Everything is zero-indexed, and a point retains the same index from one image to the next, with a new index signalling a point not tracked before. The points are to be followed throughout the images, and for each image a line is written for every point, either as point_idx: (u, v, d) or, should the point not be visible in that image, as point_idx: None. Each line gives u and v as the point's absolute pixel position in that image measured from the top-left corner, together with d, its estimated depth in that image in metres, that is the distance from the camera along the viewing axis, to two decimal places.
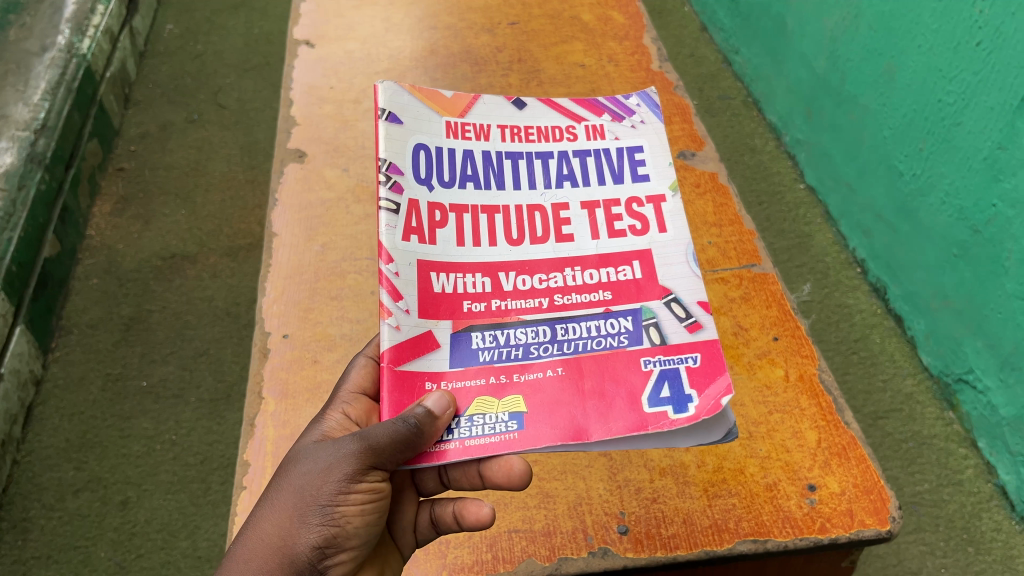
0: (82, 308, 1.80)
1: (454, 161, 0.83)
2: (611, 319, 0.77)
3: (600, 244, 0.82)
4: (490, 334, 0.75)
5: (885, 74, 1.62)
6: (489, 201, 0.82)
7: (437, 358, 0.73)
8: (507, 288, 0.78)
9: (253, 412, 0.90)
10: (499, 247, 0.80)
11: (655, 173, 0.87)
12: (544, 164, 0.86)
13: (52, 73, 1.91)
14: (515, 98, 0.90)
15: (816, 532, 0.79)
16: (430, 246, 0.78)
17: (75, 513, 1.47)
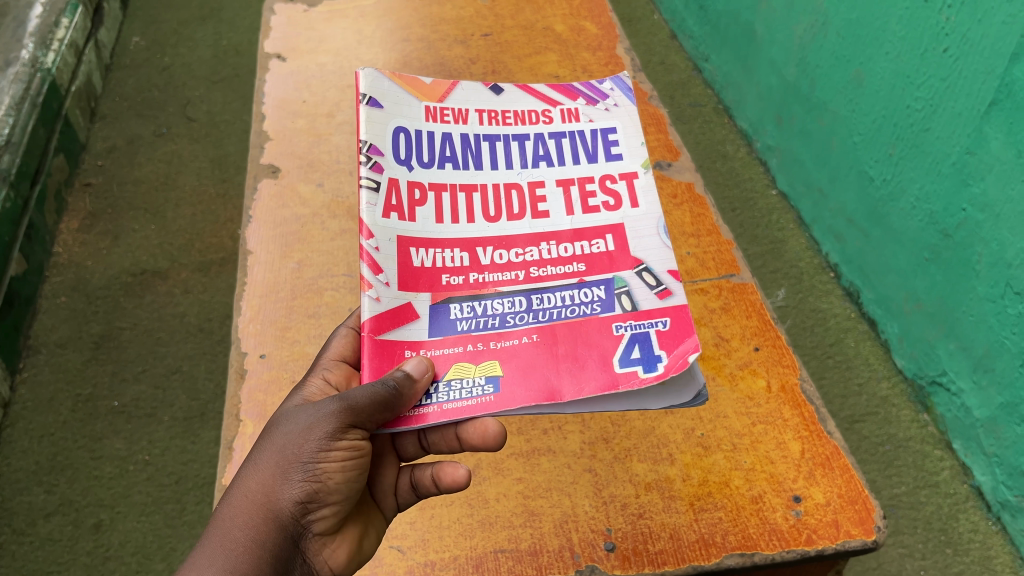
0: (50, 327, 1.77)
1: (433, 144, 0.82)
2: (586, 288, 0.77)
3: (574, 219, 0.82)
4: (469, 305, 0.74)
5: (853, 81, 1.64)
6: (468, 180, 0.81)
7: (419, 329, 0.72)
8: (486, 260, 0.77)
9: (230, 436, 0.87)
10: (479, 223, 0.79)
11: (629, 153, 0.86)
12: (520, 144, 0.85)
13: (16, 88, 1.89)
14: (493, 85, 0.89)
15: (802, 544, 0.79)
16: (411, 223, 0.77)
17: (46, 538, 1.44)
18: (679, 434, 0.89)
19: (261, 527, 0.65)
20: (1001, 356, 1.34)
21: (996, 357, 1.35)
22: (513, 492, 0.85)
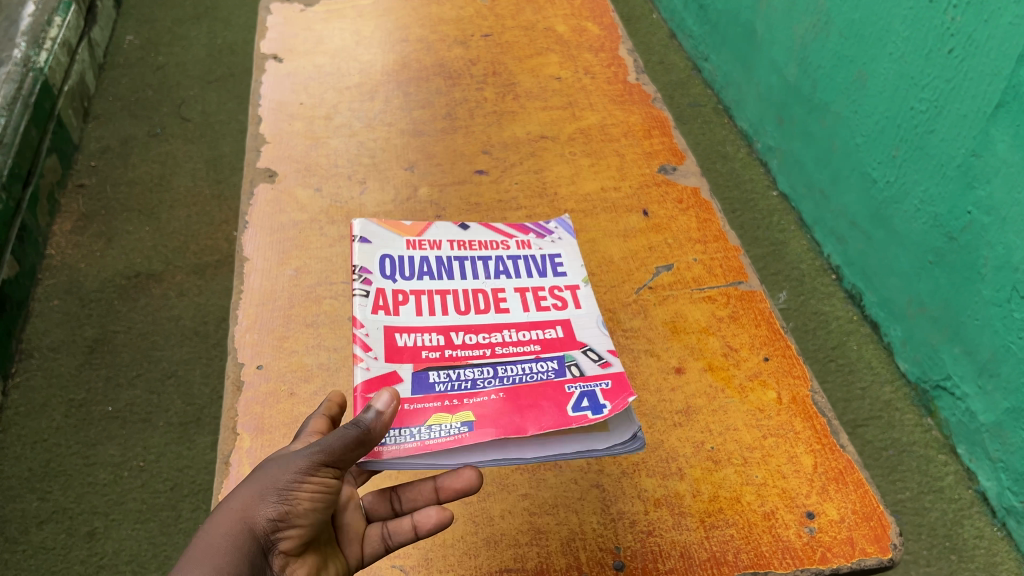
0: (43, 330, 1.74)
1: (405, 260, 0.96)
2: (546, 360, 0.87)
3: (532, 312, 0.92)
4: (440, 376, 0.84)
5: (856, 81, 1.62)
6: (436, 288, 0.93)
7: (401, 389, 0.81)
8: (451, 343, 0.87)
9: (227, 449, 0.83)
10: (446, 315, 0.90)
11: (576, 272, 0.98)
12: (483, 263, 0.98)
13: (7, 88, 1.85)
14: (459, 224, 1.04)
15: (817, 562, 0.76)
16: (386, 315, 0.89)
17: (39, 546, 1.42)
18: (688, 447, 0.85)
19: (230, 554, 0.61)
20: (1007, 361, 1.32)
21: (1001, 362, 1.33)
22: (520, 509, 0.81)
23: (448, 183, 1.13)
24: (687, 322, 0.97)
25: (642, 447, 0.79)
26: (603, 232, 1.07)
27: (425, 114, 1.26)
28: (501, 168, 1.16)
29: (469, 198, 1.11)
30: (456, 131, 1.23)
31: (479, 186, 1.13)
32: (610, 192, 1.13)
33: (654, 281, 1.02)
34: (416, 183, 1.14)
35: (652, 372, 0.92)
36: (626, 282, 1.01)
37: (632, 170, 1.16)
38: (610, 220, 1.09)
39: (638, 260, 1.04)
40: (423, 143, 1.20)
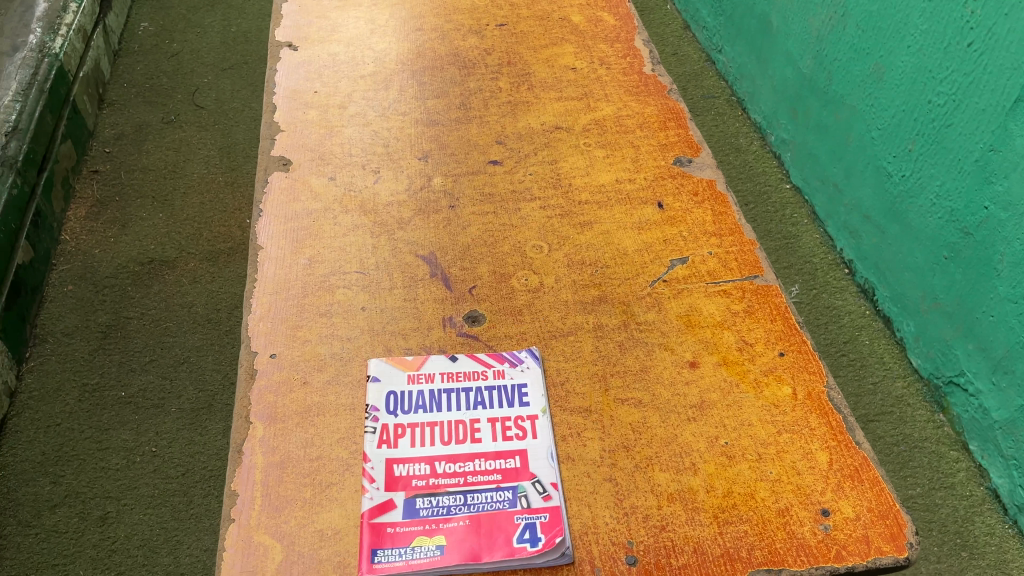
0: (56, 316, 1.75)
1: (410, 395, 0.97)
2: (504, 491, 0.89)
3: (499, 442, 0.93)
4: (425, 501, 0.88)
5: (872, 74, 1.61)
6: (425, 417, 0.95)
7: (391, 516, 0.87)
8: (435, 463, 0.91)
9: (242, 440, 0.93)
10: (433, 446, 0.92)
11: (541, 398, 0.98)
12: (464, 393, 0.97)
13: (23, 73, 1.90)
14: (451, 352, 1.02)
15: (831, 560, 0.84)
16: (387, 446, 0.92)
17: (52, 529, 1.43)
18: (702, 443, 0.94)
19: None
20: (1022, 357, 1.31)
21: (1016, 358, 1.32)
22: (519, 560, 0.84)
23: (462, 174, 1.21)
24: (702, 317, 1.06)
25: (568, 561, 0.84)
26: (617, 224, 1.16)
27: (439, 103, 1.31)
28: (515, 158, 1.24)
29: (482, 189, 1.21)
30: (469, 121, 1.29)
31: (493, 177, 1.22)
32: (626, 183, 1.21)
33: (668, 274, 1.11)
34: (430, 172, 1.21)
35: (666, 366, 1.01)
36: (640, 275, 1.11)
37: (647, 163, 1.23)
38: (624, 212, 1.18)
39: (653, 253, 1.13)
40: (437, 132, 1.27)
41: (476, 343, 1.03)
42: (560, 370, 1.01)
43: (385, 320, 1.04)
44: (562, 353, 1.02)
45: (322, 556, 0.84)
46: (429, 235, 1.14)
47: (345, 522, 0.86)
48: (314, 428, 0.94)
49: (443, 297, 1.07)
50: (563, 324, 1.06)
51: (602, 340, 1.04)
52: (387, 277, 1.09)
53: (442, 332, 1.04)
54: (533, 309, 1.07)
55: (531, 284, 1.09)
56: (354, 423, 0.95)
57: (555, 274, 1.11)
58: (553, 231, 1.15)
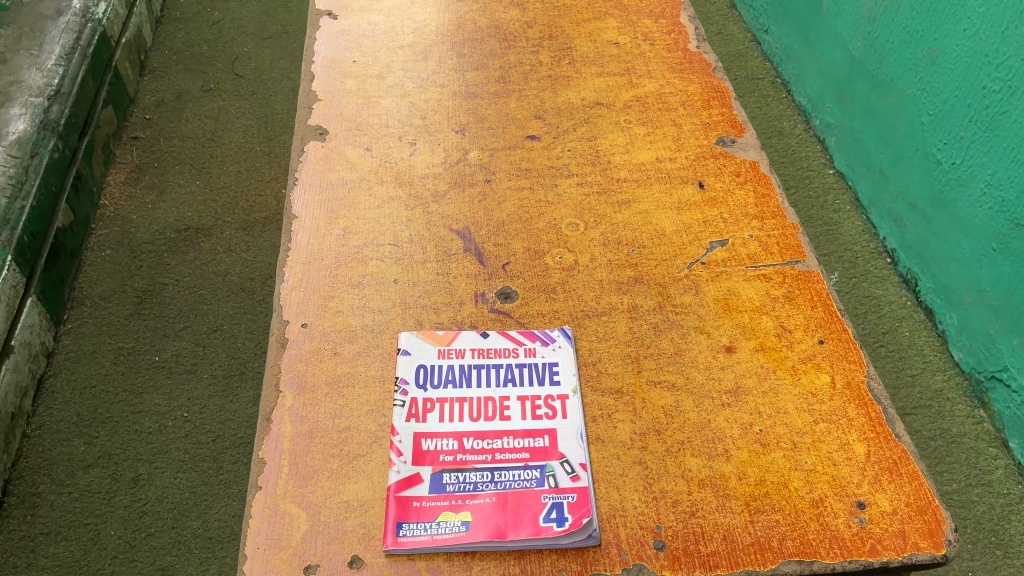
0: (94, 280, 1.80)
1: (441, 370, 0.81)
2: (533, 470, 0.73)
3: (528, 420, 0.77)
4: (451, 476, 0.72)
5: (925, 58, 1.58)
6: (454, 392, 0.79)
7: (418, 490, 0.71)
8: (463, 438, 0.75)
9: (269, 407, 0.78)
10: (462, 422, 0.76)
11: (573, 377, 0.81)
12: (494, 370, 0.81)
13: (66, 38, 1.90)
14: (483, 328, 0.85)
15: (866, 555, 0.68)
16: (416, 420, 0.77)
17: (85, 489, 1.46)
18: (735, 428, 0.77)
19: None
20: None
21: None
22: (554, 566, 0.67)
23: (499, 148, 1.05)
24: (740, 300, 0.88)
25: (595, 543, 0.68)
26: (655, 204, 0.98)
27: (478, 75, 1.17)
28: (554, 133, 1.08)
29: (519, 162, 1.04)
30: (508, 95, 1.14)
31: (530, 152, 1.05)
32: (666, 162, 1.04)
33: (707, 256, 0.92)
34: (467, 146, 1.06)
35: (700, 351, 0.83)
36: (677, 256, 0.92)
37: (689, 141, 1.06)
38: (664, 191, 1.00)
39: (691, 234, 0.95)
40: (475, 106, 1.12)
41: (508, 320, 0.86)
42: (595, 351, 0.83)
43: (417, 294, 0.88)
44: (596, 332, 0.85)
45: (349, 527, 0.69)
46: (462, 208, 0.98)
47: (373, 494, 0.72)
48: (343, 399, 0.79)
49: (477, 272, 0.91)
50: (596, 303, 0.88)
51: (637, 322, 0.86)
52: (422, 249, 0.93)
53: (474, 308, 0.87)
54: (567, 288, 0.89)
55: (566, 262, 0.92)
56: (383, 397, 0.79)
57: (591, 252, 0.93)
58: (590, 208, 0.98)
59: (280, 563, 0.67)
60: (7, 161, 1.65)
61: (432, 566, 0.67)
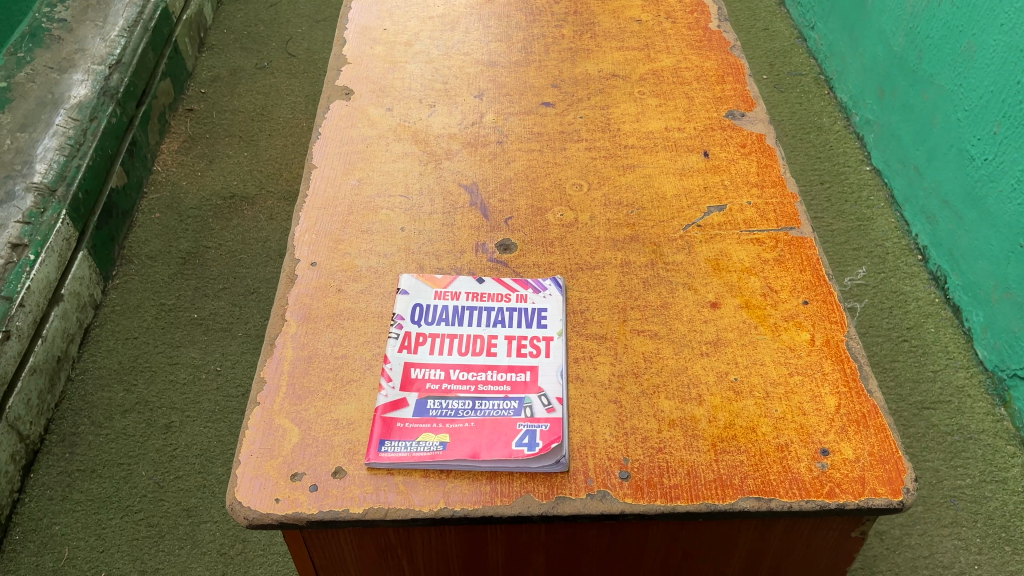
0: (143, 240, 1.91)
1: (436, 308, 0.85)
2: (512, 401, 0.77)
3: (513, 356, 0.81)
4: (434, 402, 0.77)
5: (963, 53, 1.59)
6: (446, 329, 0.83)
7: (402, 413, 0.76)
8: (450, 370, 0.80)
9: (274, 333, 0.84)
10: (450, 355, 0.81)
11: (560, 321, 0.85)
12: (486, 312, 0.85)
13: (130, 12, 2.03)
14: (479, 274, 0.89)
15: (823, 496, 0.71)
16: (408, 351, 0.81)
17: (120, 432, 1.55)
18: (711, 375, 0.80)
19: None
20: None
21: None
22: (523, 488, 0.71)
23: (515, 113, 1.10)
24: (730, 261, 0.91)
25: (563, 470, 0.72)
26: (659, 169, 1.02)
27: (502, 46, 1.21)
28: (568, 101, 1.12)
29: (533, 127, 1.08)
30: (528, 65, 1.18)
31: (544, 117, 1.09)
32: (674, 131, 1.07)
33: (703, 219, 0.95)
34: (483, 110, 1.11)
35: (686, 305, 0.86)
36: (675, 218, 0.95)
37: (699, 113, 1.09)
38: (669, 158, 1.03)
39: (691, 198, 0.98)
40: (496, 74, 1.16)
41: (504, 269, 0.90)
42: (584, 300, 0.87)
43: (422, 242, 0.93)
44: (587, 284, 0.89)
45: (335, 442, 0.75)
46: (474, 166, 1.02)
47: (361, 414, 0.77)
48: (343, 330, 0.84)
49: (480, 224, 0.95)
50: (592, 258, 0.91)
51: (628, 276, 0.89)
52: (431, 202, 0.98)
53: (474, 257, 0.91)
54: (565, 242, 0.93)
55: (566, 219, 0.96)
56: (380, 330, 0.84)
57: (591, 211, 0.97)
58: (595, 171, 1.02)
59: (269, 469, 0.73)
60: (68, 123, 1.76)
61: (409, 480, 0.72)
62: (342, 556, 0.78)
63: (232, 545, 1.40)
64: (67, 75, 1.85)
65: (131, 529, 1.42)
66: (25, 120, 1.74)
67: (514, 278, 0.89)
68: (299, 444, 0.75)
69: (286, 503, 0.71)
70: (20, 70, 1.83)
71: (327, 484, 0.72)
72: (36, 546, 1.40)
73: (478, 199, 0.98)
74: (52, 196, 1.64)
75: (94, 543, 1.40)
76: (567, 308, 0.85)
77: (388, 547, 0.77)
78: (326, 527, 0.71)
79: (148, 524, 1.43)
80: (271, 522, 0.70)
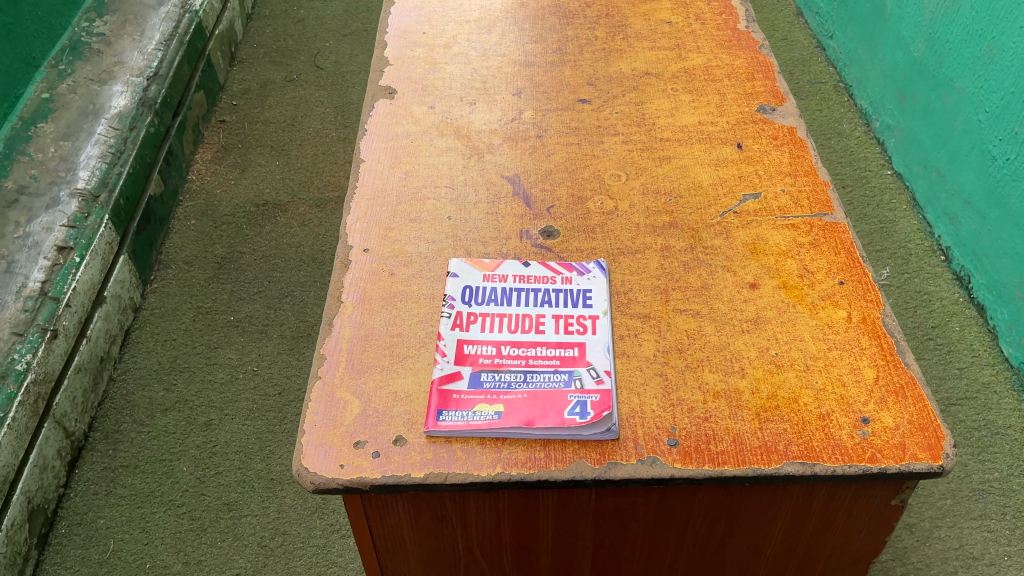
0: (179, 246, 1.96)
1: (485, 290, 0.89)
2: (562, 374, 0.81)
3: (561, 334, 0.85)
4: (488, 374, 0.81)
5: (984, 56, 1.62)
6: (495, 309, 0.87)
7: (458, 385, 0.80)
8: (501, 346, 0.83)
9: (331, 314, 0.88)
10: (501, 333, 0.84)
11: (604, 301, 0.88)
12: (533, 293, 0.89)
13: (166, 26, 2.10)
14: (525, 259, 0.93)
15: (865, 461, 0.73)
16: (461, 328, 0.85)
17: (161, 429, 1.60)
18: (752, 351, 0.83)
19: None
20: None
21: None
22: (575, 455, 0.75)
23: (552, 109, 1.14)
24: (767, 245, 0.94)
25: (613, 437, 0.76)
26: (694, 160, 1.05)
27: (537, 47, 1.26)
28: (603, 98, 1.16)
29: (570, 122, 1.12)
30: (564, 64, 1.22)
31: (580, 113, 1.13)
32: (708, 125, 1.10)
33: (739, 207, 0.99)
34: (522, 107, 1.15)
35: (726, 286, 0.90)
36: (711, 205, 0.99)
37: (732, 108, 1.13)
38: (703, 149, 1.07)
39: (726, 186, 1.01)
40: (532, 73, 1.21)
41: (548, 253, 0.94)
42: (626, 282, 0.90)
43: (468, 229, 0.97)
44: (629, 267, 0.92)
45: (395, 413, 0.78)
46: (515, 159, 1.06)
47: (418, 387, 0.80)
48: (397, 310, 0.88)
49: (523, 212, 0.99)
50: (632, 243, 0.95)
51: (668, 259, 0.93)
52: (475, 193, 1.02)
53: (519, 242, 0.95)
54: (606, 229, 0.97)
55: (606, 207, 0.99)
56: (432, 310, 0.87)
57: (630, 200, 1.00)
58: (632, 162, 1.06)
59: (332, 438, 0.76)
60: (110, 132, 1.82)
61: (467, 447, 0.75)
62: (398, 525, 0.82)
63: (273, 537, 1.43)
64: (106, 87, 1.91)
65: (174, 523, 1.46)
66: (67, 129, 1.80)
67: (560, 262, 0.92)
68: (360, 416, 0.79)
69: (350, 469, 0.74)
70: (61, 82, 1.87)
71: (389, 451, 0.75)
72: (82, 539, 1.44)
73: (520, 190, 1.02)
74: (94, 202, 1.70)
75: (138, 536, 1.44)
76: (611, 288, 0.88)
77: (443, 515, 0.80)
78: (388, 491, 0.74)
79: (190, 517, 1.46)
80: (337, 487, 0.73)
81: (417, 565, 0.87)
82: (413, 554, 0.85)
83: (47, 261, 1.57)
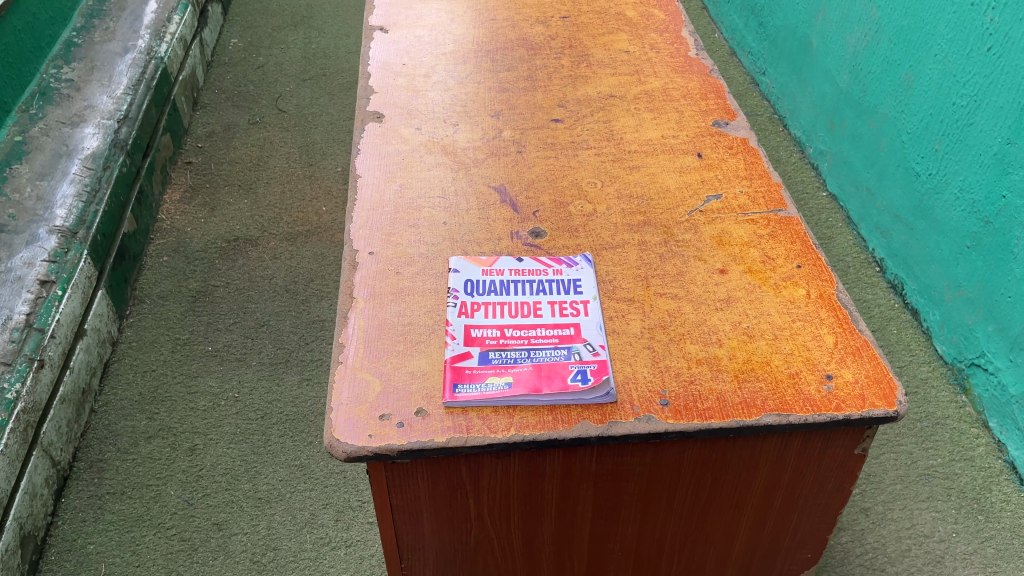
0: (153, 281, 2.00)
1: (485, 283, 0.98)
2: (562, 349, 0.90)
3: (557, 316, 0.94)
4: (495, 353, 0.89)
5: (903, 83, 1.79)
6: (496, 298, 0.96)
7: (469, 362, 0.89)
8: (504, 328, 0.92)
9: (345, 308, 0.96)
10: (503, 318, 0.94)
11: (593, 288, 0.98)
12: (528, 283, 0.98)
13: (133, 72, 2.16)
14: (517, 256, 1.03)
15: (831, 409, 0.84)
16: (466, 315, 0.94)
17: (147, 456, 1.61)
18: (727, 324, 0.94)
19: None
20: None
21: None
22: (580, 417, 0.84)
23: (529, 128, 1.25)
24: (731, 237, 1.05)
25: (612, 400, 0.85)
26: (660, 168, 1.17)
27: (510, 75, 1.38)
28: (574, 117, 1.27)
29: (546, 139, 1.23)
30: (535, 90, 1.34)
31: (555, 131, 1.25)
32: (670, 139, 1.23)
33: (704, 206, 1.10)
34: (501, 127, 1.26)
35: (698, 272, 1.01)
36: (680, 206, 1.11)
37: (690, 123, 1.26)
38: (668, 159, 1.19)
39: (691, 190, 1.13)
40: (507, 97, 1.32)
41: (538, 250, 1.04)
42: (610, 272, 1.01)
43: (463, 232, 1.06)
44: (612, 260, 1.03)
45: (414, 389, 0.86)
46: (499, 172, 1.17)
47: (432, 366, 0.89)
48: (406, 303, 0.96)
49: (511, 217, 1.09)
50: (612, 239, 1.06)
51: (646, 252, 1.03)
52: (466, 202, 1.11)
53: (510, 242, 1.05)
54: (588, 228, 1.07)
55: (586, 210, 1.10)
56: (438, 301, 0.96)
57: (608, 204, 1.11)
58: (605, 172, 1.17)
59: (359, 413, 0.84)
60: (84, 172, 1.85)
61: (481, 416, 0.84)
62: (416, 496, 0.89)
63: (265, 552, 1.44)
64: (78, 129, 1.96)
65: (164, 545, 1.46)
66: (42, 170, 1.83)
67: (549, 258, 1.02)
68: (382, 393, 0.86)
69: (378, 438, 0.82)
70: (33, 125, 1.92)
71: (412, 421, 0.83)
72: (73, 564, 1.43)
73: (506, 198, 1.12)
74: (73, 238, 1.72)
75: (130, 559, 1.44)
76: (599, 277, 0.98)
77: (458, 483, 0.88)
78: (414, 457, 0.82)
79: (180, 538, 1.46)
80: (367, 454, 0.81)
81: (431, 537, 0.94)
82: (428, 526, 0.92)
83: (30, 294, 1.59)
